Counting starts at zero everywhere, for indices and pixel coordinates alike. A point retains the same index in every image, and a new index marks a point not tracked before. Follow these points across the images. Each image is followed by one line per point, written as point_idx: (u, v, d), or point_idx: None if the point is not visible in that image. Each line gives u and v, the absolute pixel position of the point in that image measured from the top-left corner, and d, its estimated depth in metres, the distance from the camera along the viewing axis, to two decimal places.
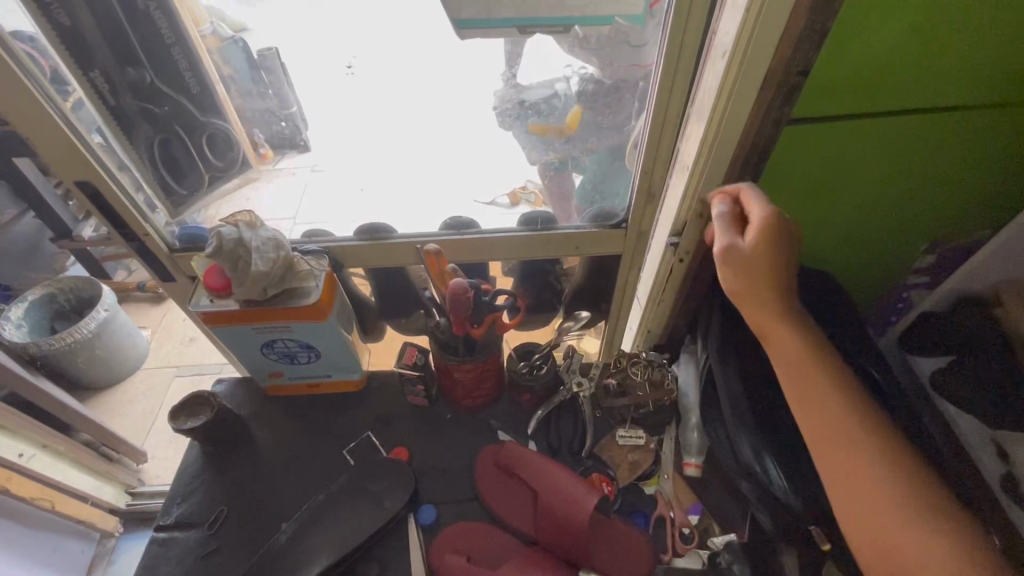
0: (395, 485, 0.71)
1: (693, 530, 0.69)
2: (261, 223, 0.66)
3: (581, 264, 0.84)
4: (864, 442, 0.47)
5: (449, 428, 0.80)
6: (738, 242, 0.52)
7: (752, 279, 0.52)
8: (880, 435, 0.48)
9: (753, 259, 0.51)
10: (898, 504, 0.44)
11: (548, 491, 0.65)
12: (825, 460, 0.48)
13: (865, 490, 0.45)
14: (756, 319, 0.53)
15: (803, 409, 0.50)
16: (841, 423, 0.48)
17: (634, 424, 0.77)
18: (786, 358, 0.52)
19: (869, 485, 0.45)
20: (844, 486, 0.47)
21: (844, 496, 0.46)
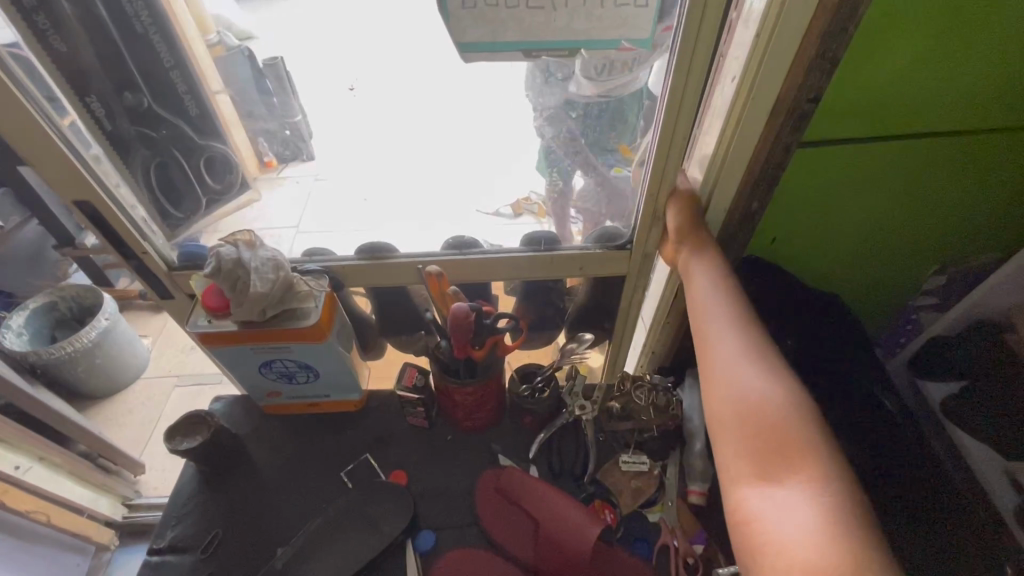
0: (393, 510, 0.70)
1: (697, 560, 0.67)
2: (259, 243, 0.65)
3: (584, 283, 0.83)
4: (731, 317, 0.56)
5: (448, 451, 0.78)
6: (679, 189, 0.65)
7: (688, 221, 0.64)
8: (746, 314, 0.57)
9: (694, 207, 0.64)
10: (751, 369, 0.52)
11: (548, 519, 0.64)
12: (701, 331, 0.57)
13: (726, 361, 0.53)
14: (684, 250, 0.64)
15: (695, 305, 0.59)
16: (718, 312, 0.57)
17: (638, 449, 0.76)
18: (694, 267, 0.62)
19: (731, 357, 0.53)
20: (712, 358, 0.55)
21: (712, 366, 0.54)
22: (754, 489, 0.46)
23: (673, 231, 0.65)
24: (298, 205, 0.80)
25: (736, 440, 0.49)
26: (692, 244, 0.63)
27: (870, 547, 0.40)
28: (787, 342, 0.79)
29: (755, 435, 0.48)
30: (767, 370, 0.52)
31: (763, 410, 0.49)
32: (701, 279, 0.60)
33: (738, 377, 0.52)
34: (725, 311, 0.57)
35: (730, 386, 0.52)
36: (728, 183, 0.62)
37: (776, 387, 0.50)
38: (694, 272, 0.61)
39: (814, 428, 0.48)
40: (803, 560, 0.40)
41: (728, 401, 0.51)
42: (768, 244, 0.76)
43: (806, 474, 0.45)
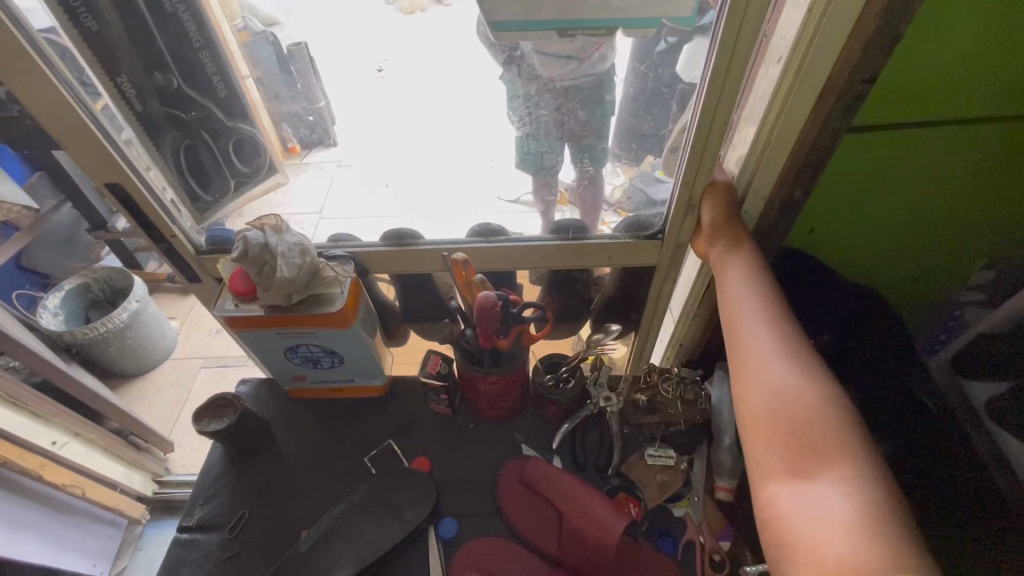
0: (417, 496, 0.70)
1: (724, 557, 0.66)
2: (286, 227, 0.64)
3: (611, 274, 0.81)
4: (768, 314, 0.54)
5: (471, 441, 0.78)
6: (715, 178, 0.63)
7: (727, 216, 0.61)
8: (785, 313, 0.55)
9: (732, 204, 0.62)
10: (787, 368, 0.50)
11: (573, 512, 0.63)
12: (736, 326, 0.55)
13: (759, 356, 0.51)
14: (719, 246, 0.62)
15: (727, 301, 0.57)
16: (752, 308, 0.55)
17: (664, 442, 0.74)
18: (730, 260, 0.60)
19: (764, 353, 0.51)
20: (744, 355, 0.53)
21: (744, 363, 0.52)
22: (784, 486, 0.44)
23: (709, 226, 0.63)
24: (321, 191, 0.79)
25: (769, 437, 0.47)
26: (729, 240, 0.61)
27: (914, 553, 0.37)
28: (823, 338, 0.76)
29: (790, 432, 0.46)
30: (805, 369, 0.49)
31: (797, 407, 0.47)
32: (737, 274, 0.58)
33: (774, 373, 0.50)
34: (760, 308, 0.55)
35: (763, 384, 0.49)
36: (769, 171, 0.59)
37: (812, 385, 0.48)
38: (731, 266, 0.59)
39: (852, 428, 0.46)
40: (836, 557, 0.38)
41: (762, 397, 0.49)
42: (806, 235, 0.73)
43: (841, 473, 0.43)
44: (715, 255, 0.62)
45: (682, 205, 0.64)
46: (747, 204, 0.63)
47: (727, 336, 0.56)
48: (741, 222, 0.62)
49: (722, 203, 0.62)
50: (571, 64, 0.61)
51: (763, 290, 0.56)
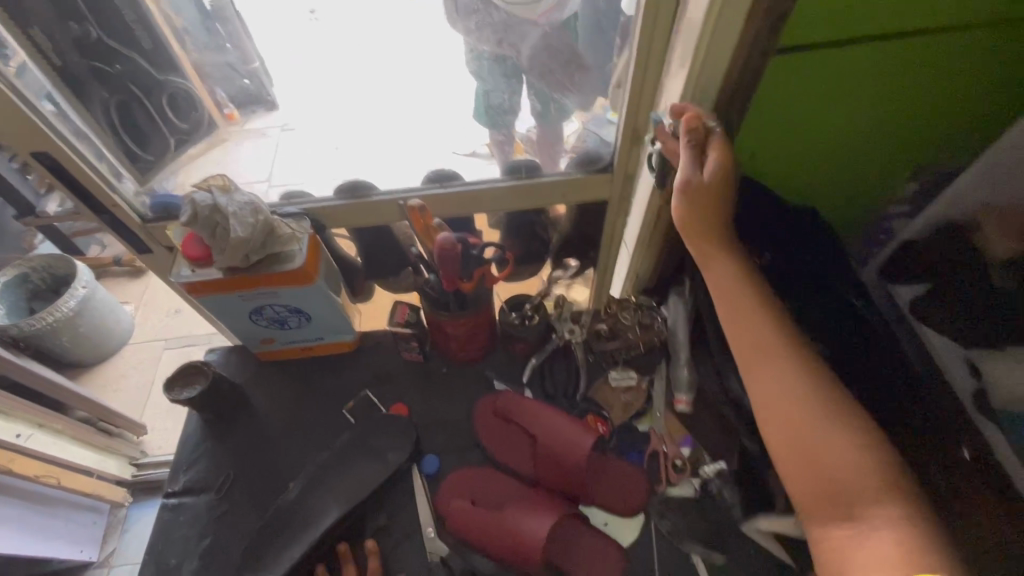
0: (396, 439, 0.73)
1: (685, 461, 0.73)
2: (235, 187, 0.63)
3: (567, 213, 0.83)
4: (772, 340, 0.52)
5: (445, 383, 0.81)
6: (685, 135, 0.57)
7: (708, 207, 0.54)
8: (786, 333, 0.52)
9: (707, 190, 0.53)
10: (815, 411, 0.48)
11: (546, 437, 0.67)
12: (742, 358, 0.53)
13: (778, 392, 0.49)
14: (693, 248, 0.57)
15: (730, 323, 0.54)
16: (757, 333, 0.52)
17: (626, 366, 0.79)
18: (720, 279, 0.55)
19: (782, 388, 0.49)
20: (761, 390, 0.51)
21: (770, 399, 0.50)
22: (837, 532, 0.43)
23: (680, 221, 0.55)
24: (267, 156, 0.76)
25: (798, 477, 0.47)
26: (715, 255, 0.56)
27: None
28: None
29: (819, 473, 0.46)
30: (818, 400, 0.48)
31: (838, 451, 0.45)
32: (729, 298, 0.54)
33: (790, 411, 0.48)
34: (764, 332, 0.52)
35: (787, 425, 0.48)
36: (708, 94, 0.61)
37: (837, 421, 0.47)
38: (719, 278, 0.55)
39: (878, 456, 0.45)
40: None
41: (785, 438, 0.48)
42: (746, 159, 0.77)
43: (886, 513, 0.42)
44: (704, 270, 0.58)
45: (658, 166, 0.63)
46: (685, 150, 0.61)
47: (739, 363, 0.53)
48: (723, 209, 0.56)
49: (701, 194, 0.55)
50: (540, 9, 0.60)
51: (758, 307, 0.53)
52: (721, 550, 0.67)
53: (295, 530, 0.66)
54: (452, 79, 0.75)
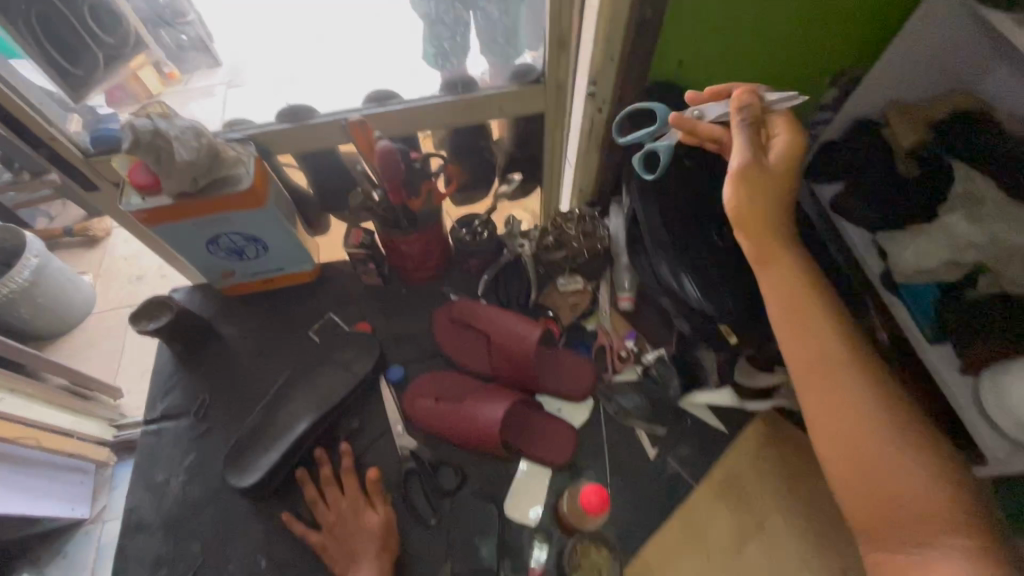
0: (361, 352, 0.77)
1: (629, 351, 0.80)
2: (174, 114, 0.65)
3: (509, 131, 0.86)
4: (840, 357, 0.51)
5: (405, 302, 0.86)
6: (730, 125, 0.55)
7: (765, 202, 0.52)
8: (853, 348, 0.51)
9: (768, 178, 0.51)
10: (885, 436, 0.47)
11: (499, 336, 0.73)
12: (801, 374, 0.52)
13: (846, 415, 0.49)
14: (750, 247, 0.55)
15: (785, 329, 0.53)
16: (819, 351, 0.51)
17: (574, 272, 0.84)
18: (779, 286, 0.54)
19: (847, 406, 0.49)
20: (824, 406, 0.50)
21: (824, 416, 0.50)
22: (893, 560, 0.45)
23: (732, 217, 0.54)
24: (217, 98, 0.78)
25: (857, 498, 0.48)
26: (775, 261, 0.54)
27: None
28: None
29: (884, 499, 0.46)
30: (887, 419, 0.48)
31: (898, 476, 0.46)
32: (795, 308, 0.53)
33: (856, 432, 0.48)
34: (830, 347, 0.51)
35: (853, 444, 0.48)
36: None
37: (911, 448, 0.46)
38: (775, 281, 0.54)
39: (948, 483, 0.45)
40: None
41: (850, 463, 0.48)
42: (671, 66, 0.80)
43: (955, 541, 0.42)
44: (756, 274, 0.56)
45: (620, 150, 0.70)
46: (677, 139, 0.63)
47: (796, 379, 0.52)
48: (782, 206, 0.54)
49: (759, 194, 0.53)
50: None
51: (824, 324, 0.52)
52: (661, 423, 0.75)
53: (270, 437, 0.71)
54: (389, 21, 0.75)
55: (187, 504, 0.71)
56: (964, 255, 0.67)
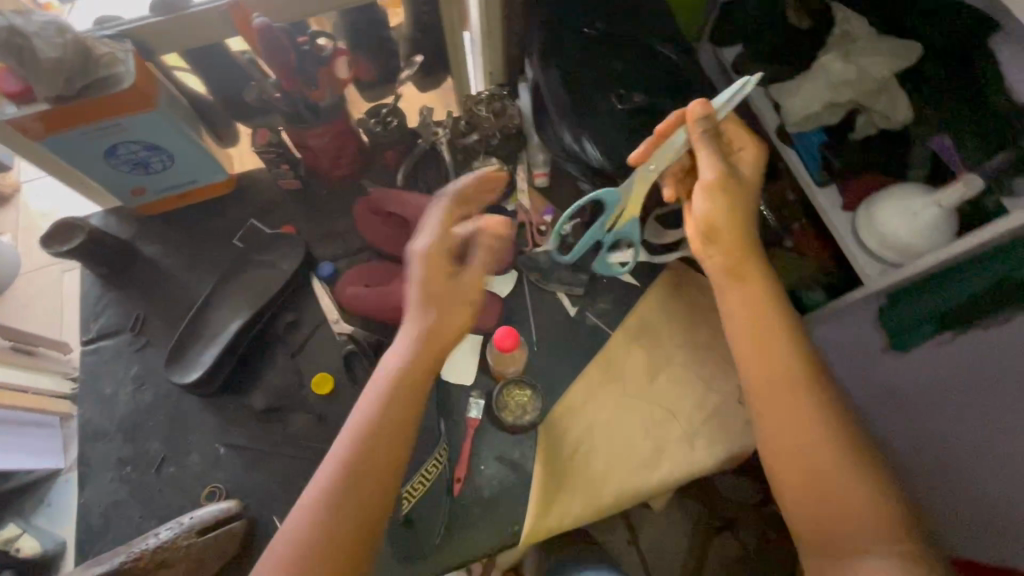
0: (288, 251, 0.79)
1: (547, 225, 0.85)
2: (29, 9, 0.60)
3: (406, 13, 0.83)
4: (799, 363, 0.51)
5: (327, 202, 0.87)
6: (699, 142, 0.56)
7: (736, 212, 0.56)
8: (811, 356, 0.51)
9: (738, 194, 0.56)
10: (834, 441, 0.47)
11: (418, 217, 0.76)
12: (758, 376, 0.51)
13: (796, 416, 0.49)
14: (717, 255, 0.56)
15: (739, 331, 0.53)
16: (777, 354, 0.51)
17: (490, 154, 0.86)
18: (744, 293, 0.54)
19: (800, 413, 0.49)
20: (774, 408, 0.49)
21: (772, 416, 0.49)
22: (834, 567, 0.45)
23: (705, 226, 0.56)
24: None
25: (799, 502, 0.47)
26: (740, 271, 0.55)
27: None
28: None
29: (822, 503, 0.46)
30: (835, 423, 0.48)
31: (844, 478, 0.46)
32: (757, 318, 0.53)
33: (806, 435, 0.48)
34: (789, 354, 0.51)
35: (801, 446, 0.47)
36: None
37: (854, 453, 0.47)
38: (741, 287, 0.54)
39: (886, 495, 0.45)
40: None
41: (796, 463, 0.47)
42: None
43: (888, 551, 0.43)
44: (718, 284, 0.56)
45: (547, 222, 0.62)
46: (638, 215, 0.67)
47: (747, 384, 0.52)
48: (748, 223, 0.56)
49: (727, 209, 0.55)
50: None
51: (783, 333, 0.52)
52: (579, 284, 0.81)
53: (210, 336, 0.74)
54: None
55: (139, 410, 0.74)
56: (842, 92, 0.76)
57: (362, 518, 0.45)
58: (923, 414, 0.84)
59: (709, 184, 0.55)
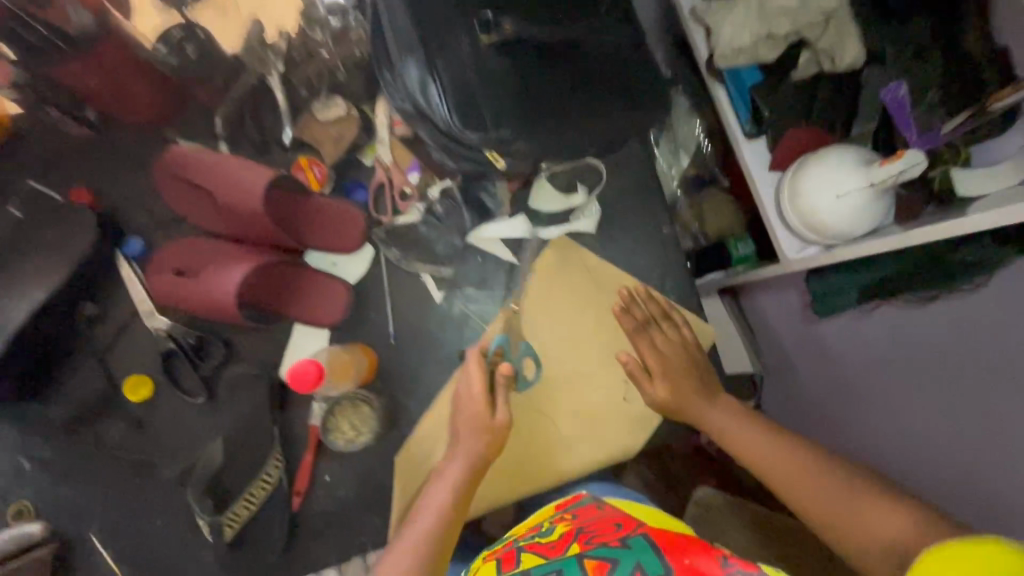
0: (72, 225, 0.63)
1: (412, 188, 0.69)
2: None
3: None
4: (780, 439, 0.62)
5: (127, 154, 0.69)
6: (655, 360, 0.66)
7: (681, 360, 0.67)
8: (782, 432, 0.63)
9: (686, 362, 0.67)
10: (848, 507, 0.56)
11: (223, 188, 0.62)
12: (752, 444, 0.63)
13: (784, 469, 0.60)
14: (676, 401, 0.66)
15: (726, 434, 0.65)
16: (747, 427, 0.65)
17: (332, 95, 0.71)
18: (718, 425, 0.66)
19: (786, 456, 0.61)
20: (764, 462, 0.62)
21: (799, 490, 0.59)
22: None
23: (664, 372, 0.66)
24: None
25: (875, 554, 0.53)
26: (725, 432, 0.65)
27: None
28: None
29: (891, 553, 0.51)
30: (833, 474, 0.58)
31: (885, 516, 0.53)
32: (726, 429, 0.65)
33: (819, 488, 0.58)
34: (776, 443, 0.62)
35: (841, 509, 0.56)
36: None
37: (886, 510, 0.54)
38: (711, 417, 0.66)
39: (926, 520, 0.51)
40: None
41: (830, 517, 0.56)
42: None
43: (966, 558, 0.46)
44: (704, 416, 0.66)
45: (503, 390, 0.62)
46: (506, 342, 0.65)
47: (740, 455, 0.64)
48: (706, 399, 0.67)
49: (685, 393, 0.66)
50: None
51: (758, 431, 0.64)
52: (447, 262, 0.68)
53: None
54: None
55: None
56: (782, 22, 0.62)
57: (461, 523, 0.58)
58: (838, 423, 0.83)
59: (664, 378, 0.66)
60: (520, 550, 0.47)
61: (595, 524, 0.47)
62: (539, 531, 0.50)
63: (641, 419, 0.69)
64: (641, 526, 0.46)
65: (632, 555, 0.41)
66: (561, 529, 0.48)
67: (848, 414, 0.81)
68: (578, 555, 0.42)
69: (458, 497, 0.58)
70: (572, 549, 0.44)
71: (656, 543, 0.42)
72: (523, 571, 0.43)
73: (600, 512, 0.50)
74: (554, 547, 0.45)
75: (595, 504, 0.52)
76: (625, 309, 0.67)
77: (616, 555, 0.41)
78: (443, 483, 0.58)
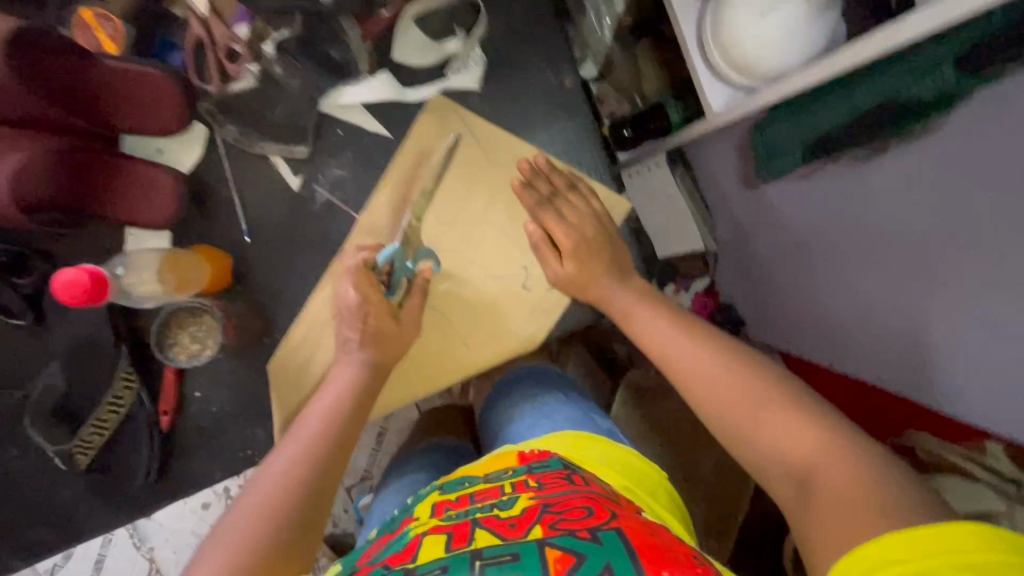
0: None
1: (241, 43, 0.55)
2: None
3: None
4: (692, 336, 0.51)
5: None
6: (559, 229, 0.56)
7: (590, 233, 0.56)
8: (700, 329, 0.51)
9: (593, 239, 0.56)
10: (755, 404, 0.45)
11: None
12: (662, 340, 0.52)
13: (694, 371, 0.49)
14: (578, 276, 0.56)
15: (634, 324, 0.54)
16: (660, 323, 0.52)
17: None
18: (623, 309, 0.55)
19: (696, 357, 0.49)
20: (674, 360, 0.50)
21: (707, 391, 0.47)
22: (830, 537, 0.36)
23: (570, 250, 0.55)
24: None
25: (770, 468, 0.42)
26: (628, 313, 0.55)
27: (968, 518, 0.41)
28: None
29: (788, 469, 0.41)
30: (752, 378, 0.46)
31: (793, 424, 0.42)
32: (632, 318, 0.54)
33: (737, 400, 0.46)
34: (688, 341, 0.50)
35: (748, 410, 0.45)
36: None
37: (791, 417, 0.43)
38: (618, 296, 0.55)
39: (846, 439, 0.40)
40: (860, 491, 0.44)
41: (736, 429, 0.45)
42: None
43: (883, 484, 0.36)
44: (604, 292, 0.56)
45: (408, 295, 0.54)
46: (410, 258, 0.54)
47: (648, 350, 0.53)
48: (615, 277, 0.56)
49: (589, 267, 0.56)
50: None
51: (671, 324, 0.52)
52: (301, 140, 0.56)
53: None
54: None
55: None
56: None
57: (346, 454, 0.47)
58: (774, 300, 0.76)
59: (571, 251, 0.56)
60: (473, 527, 0.37)
61: (563, 501, 0.37)
62: (496, 500, 0.40)
63: (546, 304, 0.60)
64: (614, 512, 0.36)
65: (601, 551, 0.32)
66: (524, 503, 0.38)
67: (794, 291, 0.72)
68: (539, 540, 0.33)
69: (344, 410, 0.49)
70: (533, 530, 0.35)
71: (631, 540, 0.33)
72: (473, 551, 0.34)
73: (571, 487, 0.39)
74: (514, 526, 0.35)
75: (566, 471, 0.42)
76: (528, 179, 0.56)
77: (584, 548, 0.32)
78: (322, 403, 0.49)
